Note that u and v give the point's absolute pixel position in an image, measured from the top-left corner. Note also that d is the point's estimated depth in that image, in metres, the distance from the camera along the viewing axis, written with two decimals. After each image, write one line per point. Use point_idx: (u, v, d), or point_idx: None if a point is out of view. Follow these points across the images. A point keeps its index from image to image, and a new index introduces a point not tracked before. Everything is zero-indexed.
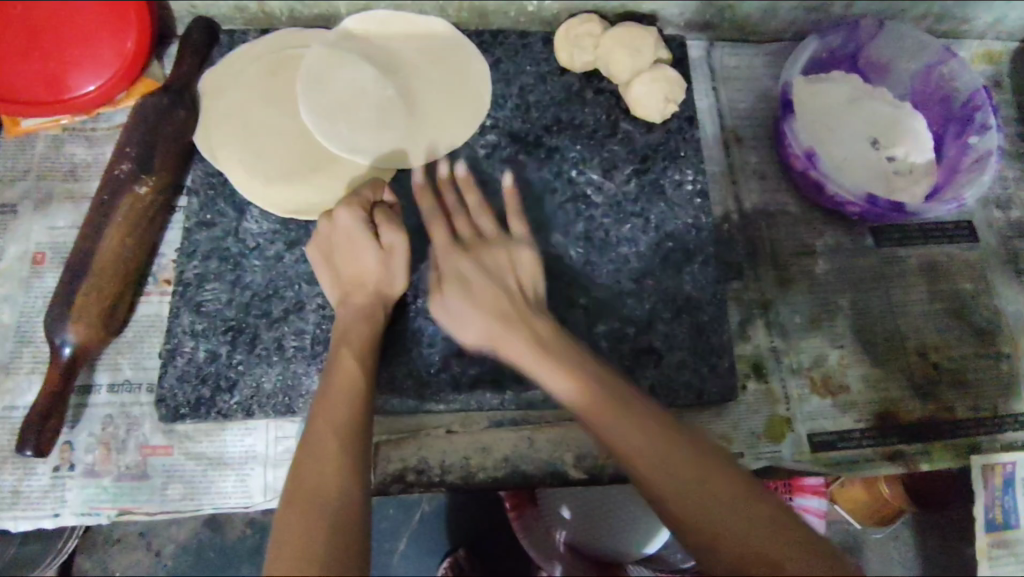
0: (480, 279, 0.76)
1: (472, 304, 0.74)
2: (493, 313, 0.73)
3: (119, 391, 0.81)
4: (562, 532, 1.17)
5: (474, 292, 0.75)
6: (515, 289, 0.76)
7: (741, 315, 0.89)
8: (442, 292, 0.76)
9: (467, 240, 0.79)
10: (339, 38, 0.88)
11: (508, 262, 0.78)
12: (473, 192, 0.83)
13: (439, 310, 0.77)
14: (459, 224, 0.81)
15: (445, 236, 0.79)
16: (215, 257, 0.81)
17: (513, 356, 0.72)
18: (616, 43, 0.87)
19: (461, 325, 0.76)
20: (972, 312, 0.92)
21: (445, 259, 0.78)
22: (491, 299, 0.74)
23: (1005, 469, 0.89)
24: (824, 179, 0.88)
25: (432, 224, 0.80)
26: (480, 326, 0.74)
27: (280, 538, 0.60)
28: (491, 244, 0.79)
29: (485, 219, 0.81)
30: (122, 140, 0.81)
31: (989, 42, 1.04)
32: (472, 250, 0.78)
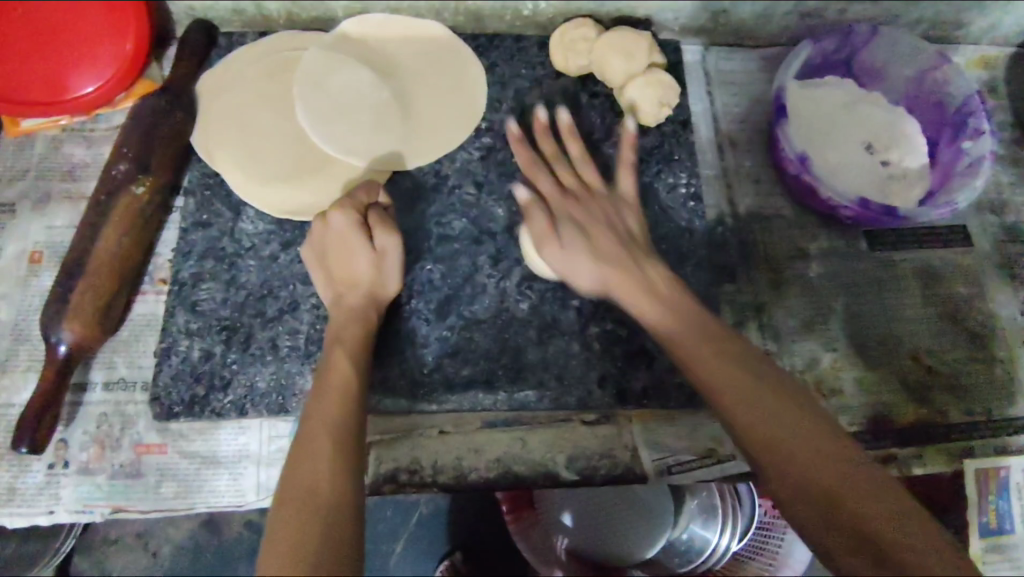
0: (599, 231, 0.77)
1: (592, 250, 0.76)
2: (613, 260, 0.76)
3: (114, 389, 0.81)
4: (561, 537, 1.16)
5: (595, 240, 0.77)
6: (628, 237, 0.78)
7: (735, 318, 0.89)
8: (557, 240, 0.77)
9: (574, 189, 0.81)
10: (337, 41, 0.88)
11: (614, 214, 0.80)
12: (575, 139, 0.85)
13: (552, 259, 0.78)
14: (562, 174, 0.83)
15: (552, 184, 0.82)
16: (210, 257, 0.82)
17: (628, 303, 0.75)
18: (610, 47, 0.88)
19: (577, 273, 0.77)
20: (966, 316, 0.92)
21: (561, 205, 0.79)
22: (610, 246, 0.76)
23: (998, 474, 0.89)
24: (816, 183, 0.89)
25: (539, 174, 0.83)
26: (593, 272, 0.76)
27: (273, 534, 0.61)
28: (597, 194, 0.81)
29: (586, 167, 0.83)
30: (120, 140, 0.82)
31: (984, 47, 1.04)
32: (584, 199, 0.80)
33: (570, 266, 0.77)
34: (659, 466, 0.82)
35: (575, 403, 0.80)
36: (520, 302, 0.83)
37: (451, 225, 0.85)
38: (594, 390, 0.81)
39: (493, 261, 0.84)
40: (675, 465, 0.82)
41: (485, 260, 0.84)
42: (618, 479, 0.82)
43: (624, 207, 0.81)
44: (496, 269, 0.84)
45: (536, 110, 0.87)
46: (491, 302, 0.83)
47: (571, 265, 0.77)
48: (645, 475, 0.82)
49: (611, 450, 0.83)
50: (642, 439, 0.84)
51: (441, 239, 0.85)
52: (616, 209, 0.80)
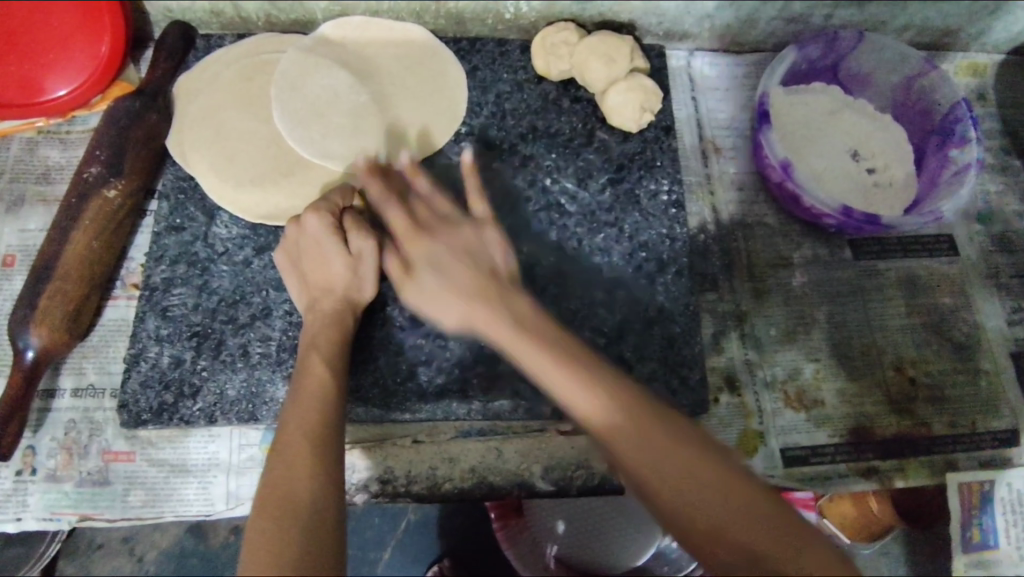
0: (454, 262, 0.73)
1: (449, 287, 0.72)
2: (470, 294, 0.71)
3: (83, 396, 0.80)
4: (551, 545, 1.15)
5: (453, 278, 0.72)
6: (483, 265, 0.74)
7: (716, 327, 0.88)
8: (415, 278, 0.74)
9: (426, 220, 0.76)
10: (316, 43, 0.87)
11: (479, 243, 0.75)
12: (421, 176, 0.80)
13: (414, 297, 0.75)
14: (412, 203, 0.78)
15: (404, 220, 0.76)
16: (183, 262, 0.81)
17: (494, 338, 0.70)
18: (591, 52, 0.86)
19: (438, 308, 0.73)
20: (951, 327, 0.91)
21: (411, 246, 0.75)
22: (465, 278, 0.72)
23: (983, 487, 0.87)
24: (800, 192, 0.87)
25: (387, 208, 0.77)
26: (457, 311, 0.72)
27: (251, 544, 0.59)
28: (454, 223, 0.76)
29: (441, 201, 0.79)
30: (92, 143, 0.80)
31: (973, 54, 1.03)
32: (435, 231, 0.75)
33: (438, 308, 0.73)
34: None
35: (550, 413, 0.79)
36: None
37: None
38: None
39: None
40: None
41: None
42: (594, 490, 0.81)
43: (481, 234, 0.76)
44: None
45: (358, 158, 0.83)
46: None
47: (438, 307, 0.73)
48: (621, 487, 0.81)
49: (587, 460, 0.82)
50: None
51: None
52: (477, 235, 0.76)
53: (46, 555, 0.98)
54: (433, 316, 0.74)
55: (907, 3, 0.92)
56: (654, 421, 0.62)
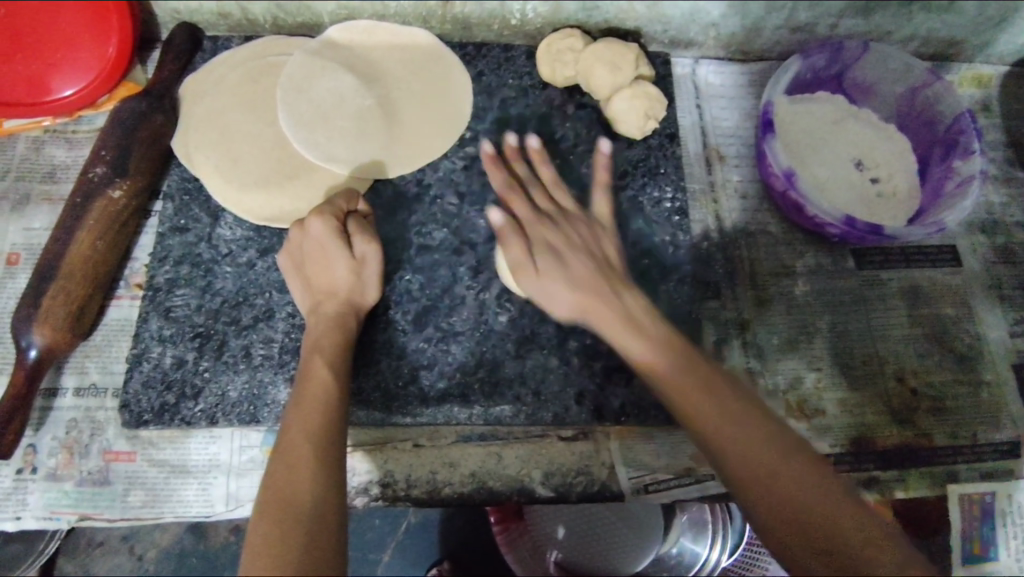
0: (574, 256, 0.76)
1: (571, 280, 0.75)
2: (590, 287, 0.74)
3: (85, 395, 0.80)
4: (553, 550, 1.15)
5: (572, 268, 0.75)
6: (600, 257, 0.77)
7: (718, 335, 0.88)
8: (533, 267, 0.76)
9: (549, 211, 0.80)
10: (322, 46, 0.88)
11: (593, 238, 0.79)
12: (545, 164, 0.84)
13: (529, 287, 0.77)
14: (535, 196, 0.82)
15: (527, 210, 0.80)
16: (187, 263, 0.81)
17: (599, 324, 0.74)
18: (596, 59, 0.86)
19: (553, 298, 0.76)
20: (953, 337, 0.91)
21: (536, 229, 0.78)
22: (586, 273, 0.75)
23: (983, 500, 0.87)
24: (803, 201, 0.87)
25: (513, 198, 0.81)
26: (568, 300, 0.75)
27: (252, 546, 0.59)
28: (573, 216, 0.80)
29: (559, 193, 0.82)
30: (97, 143, 0.81)
31: (977, 65, 1.03)
32: (558, 222, 0.79)
33: (549, 295, 0.76)
34: (635, 485, 0.81)
35: (551, 418, 0.79)
36: (498, 315, 0.82)
37: (431, 235, 0.84)
38: (571, 405, 0.79)
39: (472, 273, 0.83)
40: (652, 483, 0.81)
41: (464, 271, 0.83)
42: (594, 496, 0.81)
43: (599, 234, 0.80)
44: (476, 280, 0.83)
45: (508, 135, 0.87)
46: (470, 314, 0.82)
47: (549, 294, 0.76)
48: (621, 494, 0.81)
49: (587, 466, 0.82)
50: (620, 456, 0.83)
51: (420, 249, 0.84)
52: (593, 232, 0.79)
53: (45, 552, 0.98)
54: (544, 303, 0.77)
55: (912, 14, 0.92)
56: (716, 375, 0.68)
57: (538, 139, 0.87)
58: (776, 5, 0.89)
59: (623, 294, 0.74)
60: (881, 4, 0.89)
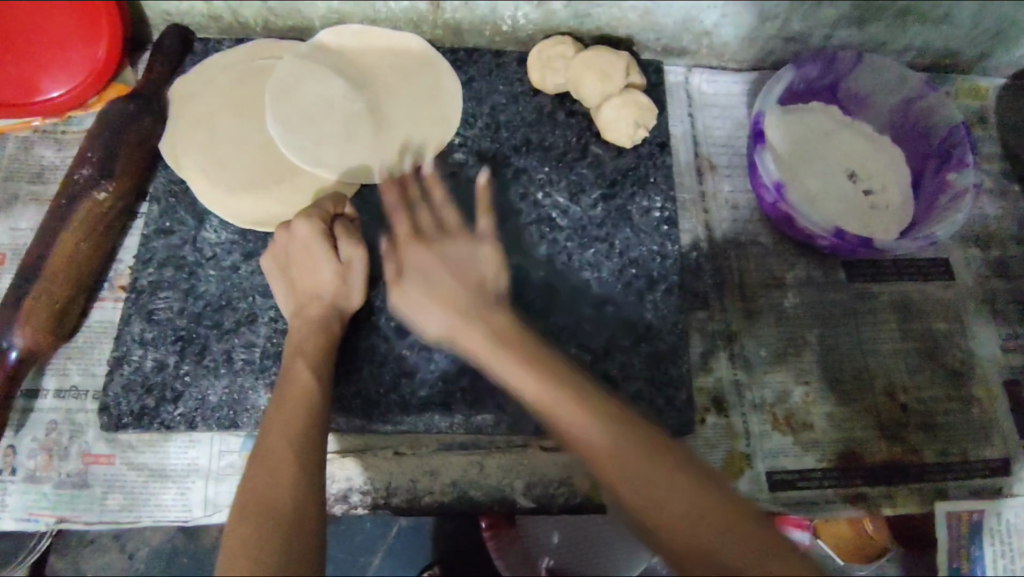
0: (443, 272, 0.73)
1: (435, 298, 0.72)
2: (462, 309, 0.71)
3: (66, 397, 0.80)
4: (547, 558, 1.14)
5: (438, 290, 0.73)
6: (472, 278, 0.74)
7: (705, 345, 0.87)
8: (399, 285, 0.75)
9: (428, 230, 0.77)
10: (313, 50, 0.87)
11: (470, 257, 0.76)
12: (438, 186, 0.82)
13: (402, 305, 0.75)
14: (419, 216, 0.79)
15: (404, 227, 0.78)
16: (170, 266, 0.81)
17: (474, 355, 0.70)
18: (586, 66, 0.86)
19: (424, 316, 0.73)
20: (945, 353, 0.90)
21: (405, 250, 0.76)
22: (457, 295, 0.72)
23: (972, 517, 0.86)
24: (793, 212, 0.86)
25: (397, 214, 0.79)
26: (437, 318, 0.72)
27: (229, 551, 0.58)
28: (456, 235, 0.77)
29: (448, 210, 0.80)
30: (84, 146, 0.80)
31: (974, 77, 1.03)
32: (435, 243, 0.76)
33: (418, 316, 0.74)
34: None
35: (533, 428, 0.79)
36: None
37: None
38: None
39: None
40: None
41: None
42: (575, 507, 0.81)
43: (481, 251, 0.77)
44: None
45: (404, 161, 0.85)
46: None
47: (420, 313, 0.74)
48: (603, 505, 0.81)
49: (570, 477, 0.81)
50: None
51: None
52: (474, 251, 0.76)
53: (36, 549, 0.94)
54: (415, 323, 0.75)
55: (906, 26, 0.91)
56: (607, 408, 0.62)
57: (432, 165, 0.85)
58: (769, 14, 0.88)
59: (493, 313, 0.71)
60: (875, 14, 0.89)
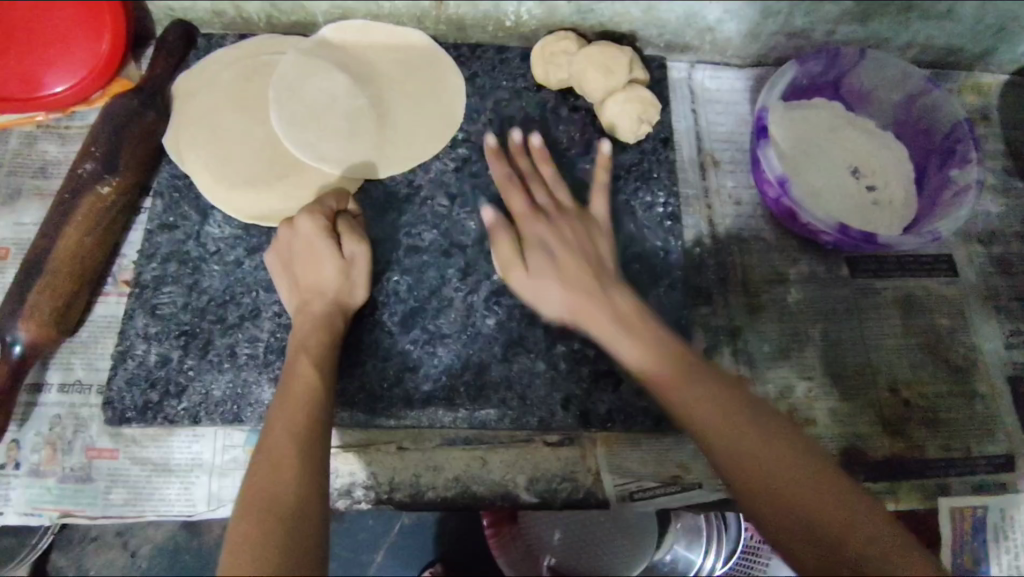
0: (568, 256, 0.76)
1: (558, 276, 0.75)
2: (581, 287, 0.75)
3: (70, 392, 0.80)
4: (547, 557, 1.14)
5: (564, 269, 0.75)
6: (591, 255, 0.77)
7: (709, 342, 0.87)
8: (523, 265, 0.77)
9: (546, 207, 0.80)
10: (316, 46, 0.87)
11: (586, 238, 0.78)
12: (550, 165, 0.83)
13: (517, 282, 0.77)
14: (535, 192, 0.81)
15: (524, 205, 0.80)
16: (174, 261, 0.81)
17: (594, 329, 0.74)
18: (590, 61, 0.86)
19: (540, 294, 0.76)
20: (948, 349, 0.90)
21: (527, 227, 0.78)
22: (579, 275, 0.75)
23: (975, 512, 0.86)
24: (797, 207, 0.86)
25: (509, 194, 0.81)
26: (560, 298, 0.75)
27: (232, 546, 0.58)
28: (568, 213, 0.80)
29: (560, 192, 0.82)
30: (87, 141, 0.80)
31: (977, 73, 1.02)
32: (553, 219, 0.79)
33: (535, 291, 0.76)
34: (621, 492, 0.81)
35: (536, 423, 0.79)
36: (485, 319, 0.81)
37: (421, 236, 0.84)
38: (557, 411, 0.79)
39: (461, 275, 0.83)
40: (637, 491, 0.81)
41: (453, 273, 0.83)
42: (578, 503, 0.81)
43: (593, 232, 0.80)
44: (464, 282, 0.82)
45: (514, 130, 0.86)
46: (458, 316, 0.81)
47: (536, 290, 0.76)
48: (606, 501, 0.81)
49: (573, 472, 0.81)
50: (606, 463, 0.82)
51: (409, 250, 0.83)
52: (583, 233, 0.78)
53: (38, 546, 0.94)
54: (530, 299, 0.77)
55: (909, 22, 0.91)
56: (703, 369, 0.68)
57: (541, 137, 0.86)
58: (772, 10, 0.88)
59: (609, 290, 0.75)
60: (878, 10, 0.89)
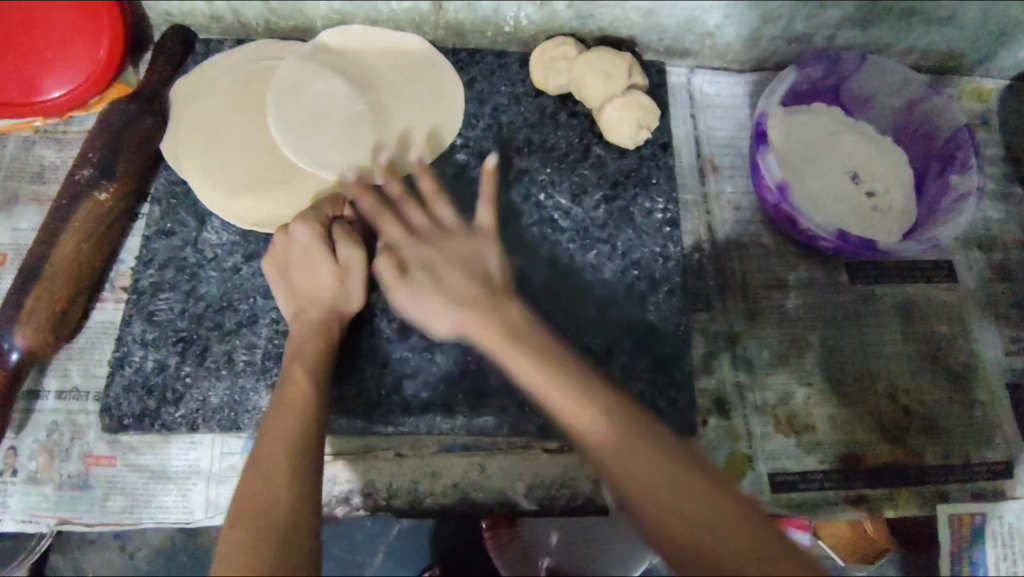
0: (448, 271, 0.72)
1: (443, 296, 0.71)
2: (466, 303, 0.70)
3: (67, 398, 0.80)
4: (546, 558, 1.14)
5: (442, 280, 0.72)
6: (477, 272, 0.73)
7: (707, 348, 0.87)
8: (406, 281, 0.73)
9: (425, 227, 0.76)
10: (315, 51, 0.87)
11: (472, 255, 0.74)
12: (427, 177, 0.80)
13: (403, 301, 0.74)
14: (410, 211, 0.77)
15: (399, 228, 0.76)
16: (171, 267, 0.81)
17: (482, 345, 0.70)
18: (589, 67, 0.86)
19: (431, 316, 0.72)
20: (947, 356, 0.90)
21: (407, 248, 0.74)
22: (459, 287, 0.71)
23: (974, 519, 0.87)
24: (796, 214, 0.86)
25: (384, 223, 0.76)
26: (444, 316, 0.71)
27: (225, 556, 0.58)
28: (451, 233, 0.75)
29: (439, 206, 0.78)
30: (85, 147, 0.81)
31: (978, 79, 1.02)
32: (432, 241, 0.74)
33: (420, 310, 0.73)
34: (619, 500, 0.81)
35: (535, 430, 0.79)
36: None
37: None
38: None
39: None
40: None
41: None
42: (577, 510, 0.81)
43: (479, 247, 0.75)
44: None
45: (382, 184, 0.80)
46: None
47: (421, 309, 0.73)
48: (604, 508, 0.81)
49: (572, 479, 0.82)
50: None
51: None
52: (477, 250, 0.75)
53: (35, 548, 0.94)
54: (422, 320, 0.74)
55: (909, 27, 0.91)
56: (640, 436, 0.60)
57: (422, 158, 0.83)
58: (772, 15, 0.88)
59: (505, 312, 0.70)
60: (878, 15, 0.88)
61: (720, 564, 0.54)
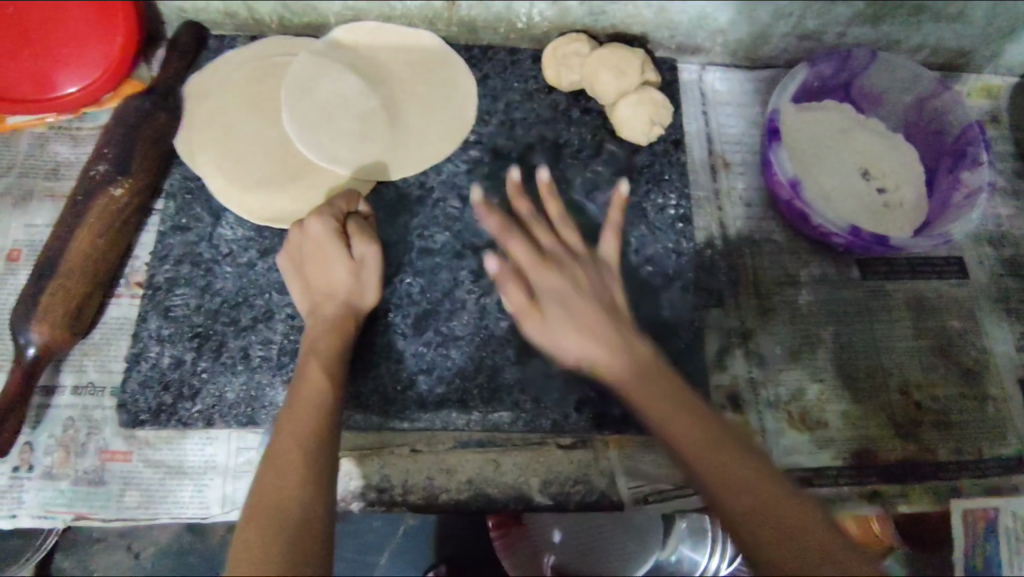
0: (581, 301, 0.72)
1: (574, 325, 0.71)
2: (601, 338, 0.70)
3: (82, 394, 0.80)
4: (548, 555, 1.13)
5: (573, 310, 0.71)
6: (607, 302, 0.73)
7: (720, 344, 0.87)
8: (540, 314, 0.73)
9: (552, 251, 0.75)
10: (327, 47, 0.87)
11: (599, 282, 0.74)
12: (555, 200, 0.79)
13: (533, 332, 0.73)
14: (535, 232, 0.78)
15: (527, 252, 0.75)
16: (186, 262, 0.81)
17: (604, 374, 0.71)
18: (602, 63, 0.86)
19: (561, 348, 0.72)
20: (959, 351, 0.90)
21: (538, 277, 0.74)
22: (593, 319, 0.71)
23: (987, 514, 0.88)
24: (808, 210, 0.86)
25: (513, 243, 0.76)
26: (580, 350, 0.71)
27: (238, 551, 0.58)
28: (576, 259, 0.75)
29: (564, 228, 0.78)
30: (99, 143, 0.80)
31: (987, 76, 1.03)
32: (562, 267, 0.74)
33: (559, 344, 0.72)
34: (634, 495, 0.81)
35: (550, 425, 0.79)
36: (499, 320, 0.81)
37: (433, 238, 0.84)
38: (570, 413, 0.79)
39: (473, 277, 0.83)
40: (651, 494, 0.81)
41: (466, 276, 0.83)
42: (592, 505, 0.81)
43: (603, 275, 0.75)
44: (477, 285, 0.82)
45: (509, 169, 0.82)
46: (471, 319, 0.81)
47: (560, 344, 0.72)
48: (619, 503, 0.81)
49: (586, 475, 0.82)
50: (619, 465, 0.82)
51: (422, 252, 0.83)
52: (600, 280, 0.74)
53: (43, 545, 0.94)
54: (556, 354, 0.73)
55: (920, 24, 0.91)
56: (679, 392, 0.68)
57: (547, 170, 0.81)
58: (784, 12, 0.88)
59: (623, 337, 0.71)
60: (889, 12, 0.89)
61: (744, 502, 0.60)
